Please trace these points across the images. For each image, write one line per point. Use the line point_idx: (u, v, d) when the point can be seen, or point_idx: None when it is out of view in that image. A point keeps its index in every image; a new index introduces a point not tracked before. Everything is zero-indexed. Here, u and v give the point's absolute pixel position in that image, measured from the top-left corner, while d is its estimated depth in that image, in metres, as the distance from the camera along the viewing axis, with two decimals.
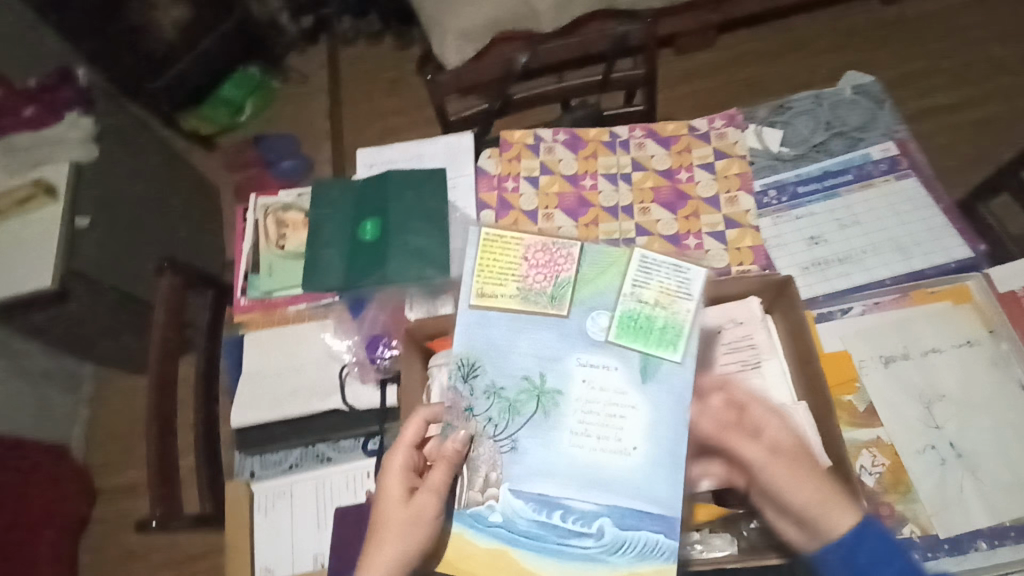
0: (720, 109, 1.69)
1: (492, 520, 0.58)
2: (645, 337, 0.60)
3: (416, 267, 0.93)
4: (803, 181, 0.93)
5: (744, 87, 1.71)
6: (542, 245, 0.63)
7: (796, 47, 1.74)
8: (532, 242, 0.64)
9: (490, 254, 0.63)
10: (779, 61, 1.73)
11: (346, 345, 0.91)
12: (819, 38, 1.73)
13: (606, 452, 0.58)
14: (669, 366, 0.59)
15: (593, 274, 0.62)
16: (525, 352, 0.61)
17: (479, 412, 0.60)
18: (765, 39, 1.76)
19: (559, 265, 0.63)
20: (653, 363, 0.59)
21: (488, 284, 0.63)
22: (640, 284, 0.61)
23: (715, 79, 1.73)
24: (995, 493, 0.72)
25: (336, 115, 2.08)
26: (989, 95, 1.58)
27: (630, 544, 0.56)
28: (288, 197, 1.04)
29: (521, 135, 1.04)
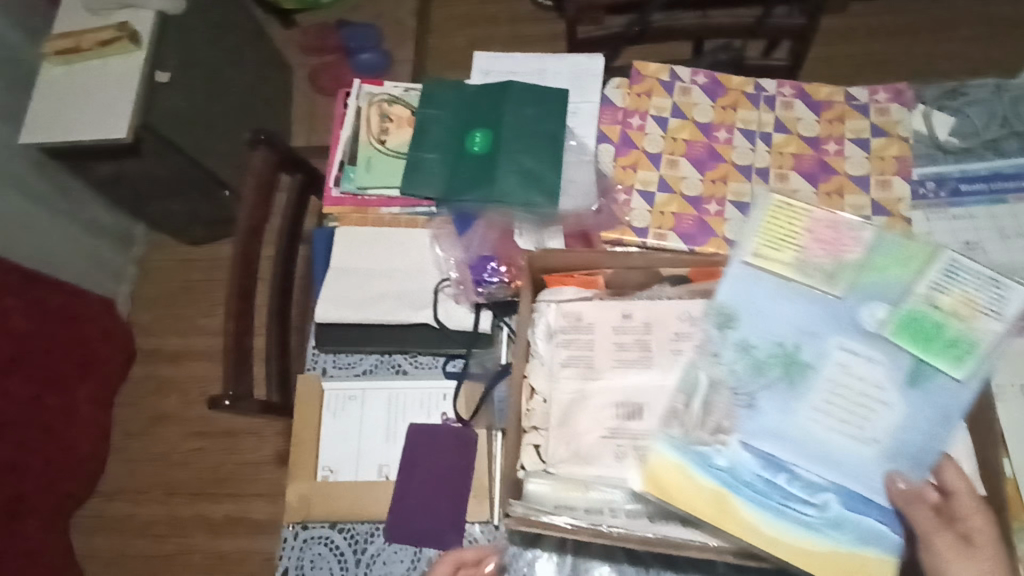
0: (839, 83, 1.55)
1: (717, 463, 0.56)
2: (936, 347, 0.53)
3: (525, 190, 0.88)
4: (967, 178, 0.84)
5: (874, 61, 1.56)
6: (833, 220, 0.57)
7: (942, 28, 1.57)
8: (824, 214, 0.57)
9: (775, 219, 0.57)
10: (917, 42, 1.57)
11: (444, 259, 0.85)
12: (967, 24, 1.57)
13: (850, 438, 0.54)
14: (946, 379, 0.53)
15: (894, 259, 0.55)
16: (813, 323, 0.56)
17: (724, 361, 0.58)
18: (907, 13, 1.60)
19: (847, 244, 0.56)
20: (927, 371, 0.53)
21: (761, 242, 0.57)
22: (951, 288, 0.53)
23: (841, 49, 1.59)
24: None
25: (424, 13, 1.95)
26: None
27: (855, 523, 0.54)
28: (394, 90, 0.96)
29: (654, 71, 0.95)
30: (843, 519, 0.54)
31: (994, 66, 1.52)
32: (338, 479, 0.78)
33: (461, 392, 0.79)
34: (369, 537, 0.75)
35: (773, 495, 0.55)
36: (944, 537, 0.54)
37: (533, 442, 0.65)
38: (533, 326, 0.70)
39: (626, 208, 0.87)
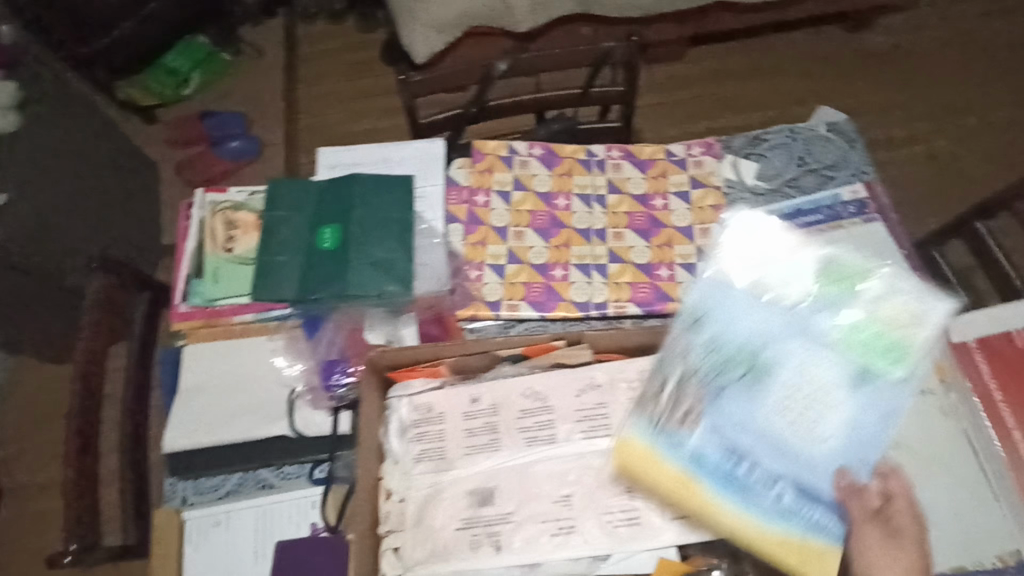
0: (687, 125, 1.67)
1: (685, 448, 0.57)
2: (894, 349, 0.55)
3: (376, 281, 0.87)
4: (776, 217, 0.93)
5: (719, 97, 1.70)
6: (770, 254, 0.59)
7: (771, 65, 1.72)
8: (760, 247, 0.59)
9: (749, 244, 0.59)
10: (752, 80, 1.71)
11: (295, 370, 0.84)
12: (793, 59, 1.73)
13: (797, 433, 0.55)
14: (884, 380, 0.55)
15: (869, 291, 0.56)
16: (826, 328, 0.56)
17: (694, 359, 0.58)
18: (739, 55, 1.75)
19: (797, 275, 0.58)
20: (873, 370, 0.55)
21: (745, 236, 0.59)
22: (872, 308, 0.56)
23: (683, 93, 1.71)
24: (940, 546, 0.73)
25: (290, 95, 1.95)
26: (956, 131, 1.59)
27: (804, 513, 0.55)
28: (238, 195, 0.96)
29: (494, 147, 1.00)
30: (800, 518, 0.55)
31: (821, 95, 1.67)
32: None
33: (328, 499, 0.78)
34: None
35: (730, 479, 0.56)
36: (871, 532, 0.55)
37: (392, 545, 0.65)
38: (386, 424, 0.71)
39: (479, 283, 0.90)
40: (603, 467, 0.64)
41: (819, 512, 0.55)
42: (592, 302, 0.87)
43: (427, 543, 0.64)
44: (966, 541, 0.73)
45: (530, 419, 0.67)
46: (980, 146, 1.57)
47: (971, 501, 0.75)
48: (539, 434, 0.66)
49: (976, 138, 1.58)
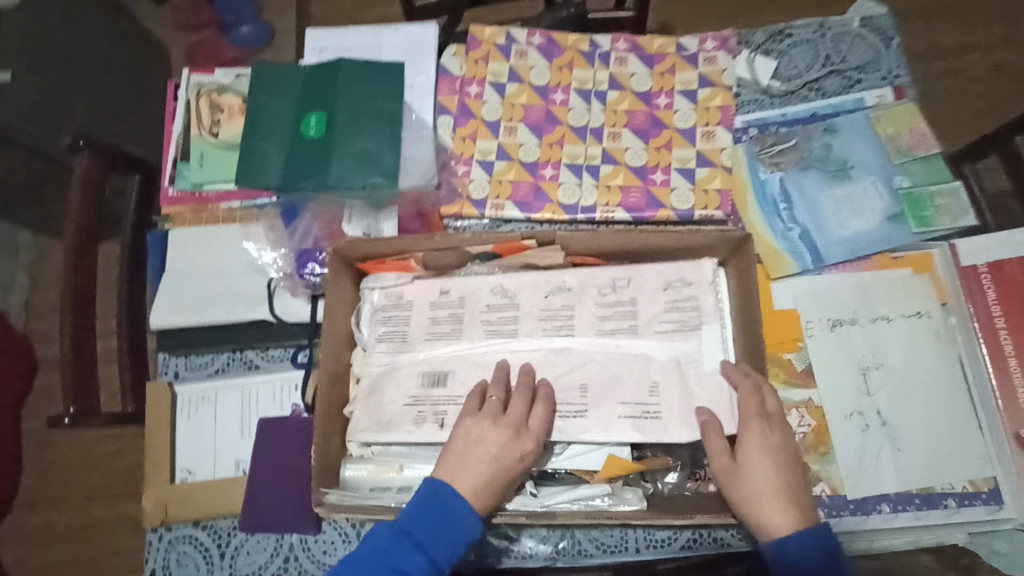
0: None
1: (761, 174, 0.83)
2: (924, 215, 0.78)
3: (360, 173, 0.83)
4: (788, 122, 0.86)
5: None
6: (926, 135, 0.82)
7: None
8: (926, 128, 0.83)
9: (898, 109, 0.83)
10: None
11: (274, 257, 0.86)
12: None
13: (836, 216, 0.80)
14: (909, 227, 0.78)
15: (934, 175, 0.80)
16: (874, 159, 0.82)
17: (812, 143, 0.84)
18: None
19: (925, 146, 0.82)
20: (908, 218, 0.78)
21: (886, 110, 0.84)
22: (941, 191, 0.79)
23: None
24: (907, 469, 0.71)
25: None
26: None
27: (798, 245, 0.79)
28: (225, 77, 0.93)
29: (491, 34, 0.93)
30: (795, 248, 0.79)
31: None
32: (195, 480, 0.79)
33: (309, 381, 0.80)
34: (232, 530, 0.77)
35: (771, 208, 0.81)
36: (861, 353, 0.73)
37: None
38: (358, 313, 0.71)
39: (465, 180, 0.88)
40: (561, 367, 0.64)
41: (811, 256, 0.78)
42: (580, 205, 0.85)
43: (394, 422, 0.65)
44: (938, 463, 0.71)
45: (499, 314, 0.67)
46: None
47: (952, 424, 0.72)
48: (501, 328, 0.66)
49: None
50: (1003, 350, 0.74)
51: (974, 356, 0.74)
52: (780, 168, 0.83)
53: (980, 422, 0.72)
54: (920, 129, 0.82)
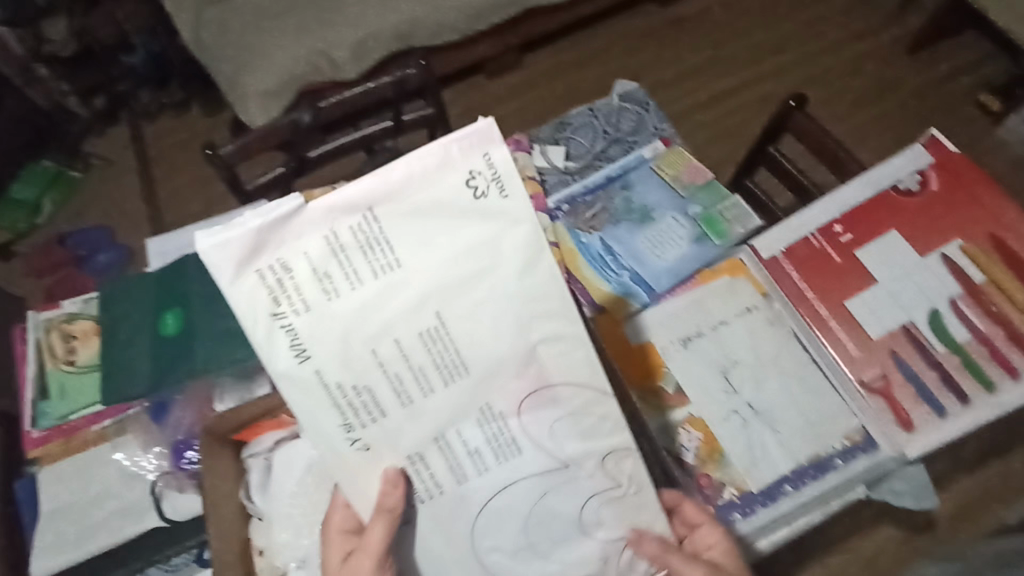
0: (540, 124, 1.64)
1: (583, 238, 0.93)
2: (719, 229, 0.91)
3: (226, 350, 0.86)
4: (590, 189, 0.98)
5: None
6: (698, 167, 0.97)
7: (604, 47, 1.71)
8: (695, 162, 0.98)
9: (670, 155, 0.99)
10: (602, 63, 1.70)
11: (149, 459, 0.85)
12: (625, 41, 1.72)
13: (653, 253, 0.90)
14: (711, 243, 0.90)
15: (716, 196, 0.94)
16: (666, 198, 0.95)
17: (615, 201, 0.96)
18: (575, 46, 1.72)
19: (700, 176, 0.96)
20: (708, 237, 0.91)
21: (661, 159, 0.99)
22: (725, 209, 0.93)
23: (535, 94, 1.67)
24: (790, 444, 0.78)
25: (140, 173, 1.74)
26: (789, 64, 1.65)
27: (633, 286, 0.88)
28: (73, 306, 0.95)
29: None
30: (630, 288, 0.88)
31: (657, 63, 1.68)
32: None
33: None
34: None
35: (600, 263, 0.91)
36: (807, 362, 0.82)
37: None
38: (247, 487, 0.71)
39: None
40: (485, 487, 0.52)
41: (645, 292, 0.87)
42: None
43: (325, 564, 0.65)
44: (813, 429, 0.78)
45: (469, 457, 0.50)
46: (806, 78, 1.63)
47: (808, 392, 0.81)
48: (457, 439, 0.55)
49: (809, 66, 1.64)
50: (823, 316, 0.82)
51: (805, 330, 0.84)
52: (598, 228, 0.94)
53: (833, 382, 0.81)
54: (694, 164, 0.97)
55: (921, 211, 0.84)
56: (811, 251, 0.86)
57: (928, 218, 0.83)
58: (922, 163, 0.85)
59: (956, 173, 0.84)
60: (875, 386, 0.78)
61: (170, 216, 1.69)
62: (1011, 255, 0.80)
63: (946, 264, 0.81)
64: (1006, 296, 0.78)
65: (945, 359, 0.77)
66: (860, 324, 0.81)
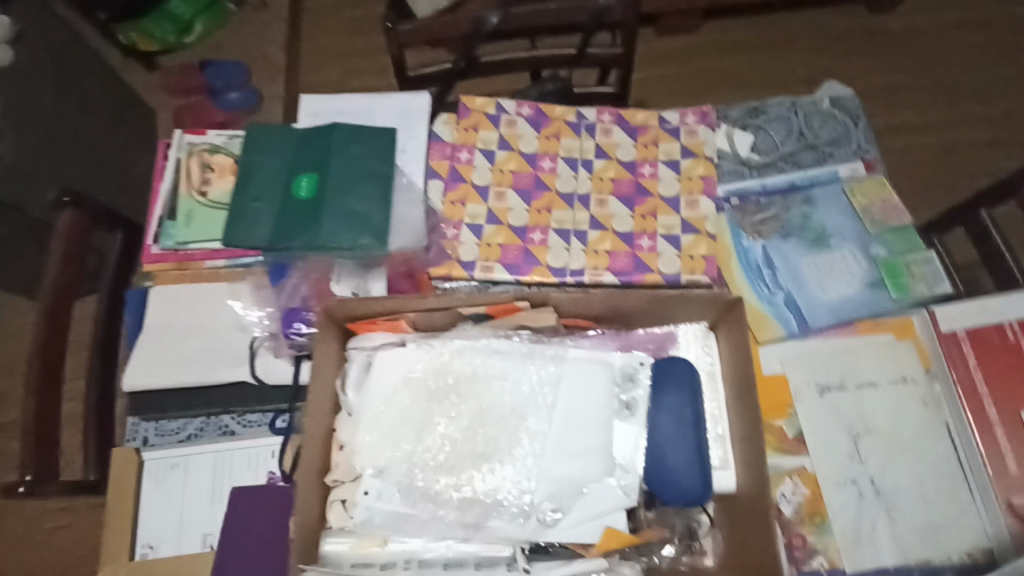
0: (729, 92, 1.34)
1: (743, 240, 0.85)
2: (902, 282, 0.81)
3: (349, 234, 0.85)
4: (767, 191, 0.89)
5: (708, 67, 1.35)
6: (894, 206, 0.86)
7: None
8: (892, 201, 0.86)
9: (867, 184, 0.88)
10: None
11: (258, 316, 0.84)
12: None
13: (818, 282, 0.82)
14: (886, 294, 0.80)
15: (907, 244, 0.83)
16: (850, 228, 0.85)
17: (791, 212, 0.87)
18: None
19: (895, 216, 0.85)
20: (884, 284, 0.81)
21: (856, 185, 0.88)
22: (911, 261, 0.82)
23: None
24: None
25: (291, 22, 1.69)
26: None
27: (786, 311, 0.80)
28: (217, 139, 0.94)
29: (481, 104, 0.97)
30: (782, 313, 0.80)
31: None
32: (156, 556, 0.73)
33: (286, 448, 0.76)
34: None
35: (755, 274, 0.82)
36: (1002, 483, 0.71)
37: (340, 497, 0.63)
38: (344, 377, 0.69)
39: (455, 242, 0.88)
40: None
41: (797, 321, 0.79)
42: (568, 268, 0.85)
43: (398, 481, 0.63)
44: (935, 534, 0.70)
45: None
46: None
47: (941, 489, 0.72)
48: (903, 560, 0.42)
49: None
50: (988, 415, 0.73)
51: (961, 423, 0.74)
52: (764, 236, 0.85)
53: (971, 490, 0.72)
54: (891, 201, 0.86)
55: None
56: (999, 341, 0.76)
57: None
58: None
59: None
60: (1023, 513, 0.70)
61: (306, 74, 1.63)
62: None
63: None
64: None
65: None
66: None
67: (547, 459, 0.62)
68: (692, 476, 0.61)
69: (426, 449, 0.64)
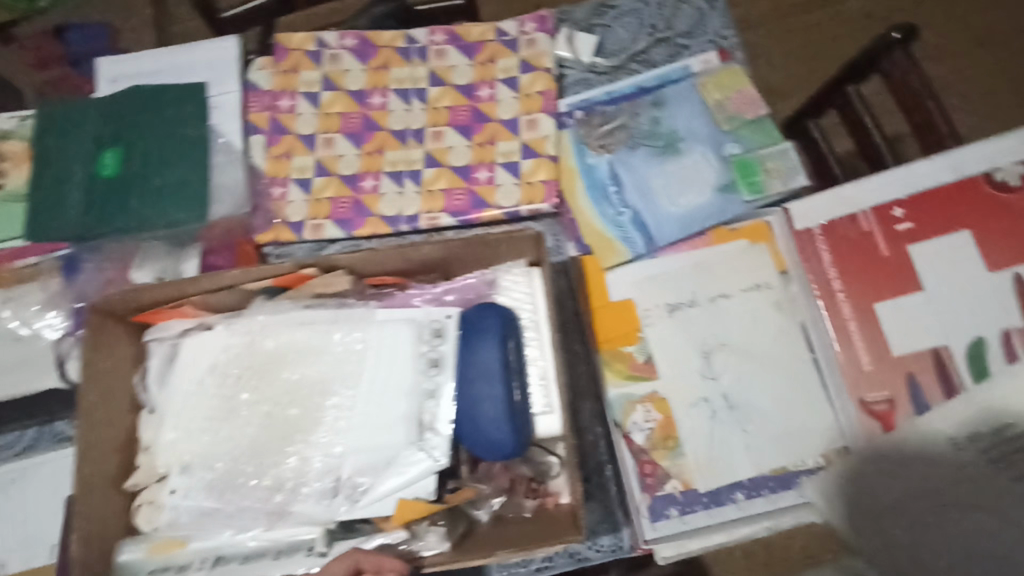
0: None
1: (588, 157, 0.77)
2: (754, 181, 0.74)
3: (159, 211, 0.77)
4: (613, 98, 0.80)
5: None
6: (752, 95, 0.77)
7: None
8: (750, 90, 0.77)
9: (723, 75, 0.78)
10: None
11: (52, 320, 0.78)
12: None
13: (666, 193, 0.75)
14: (738, 196, 0.74)
15: (763, 138, 0.76)
16: (702, 128, 0.77)
17: (638, 119, 0.78)
18: None
19: (753, 108, 0.77)
20: (737, 186, 0.74)
21: (711, 78, 0.78)
22: (766, 157, 0.75)
23: None
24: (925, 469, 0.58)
25: None
26: None
27: (630, 231, 0.74)
28: (7, 122, 0.85)
29: (300, 41, 0.86)
30: (626, 233, 0.74)
31: None
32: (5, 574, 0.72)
33: None
34: None
35: (600, 194, 0.76)
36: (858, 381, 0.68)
37: (148, 500, 0.60)
38: (144, 373, 0.65)
39: (282, 202, 0.80)
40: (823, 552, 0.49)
41: (643, 240, 0.74)
42: (402, 215, 0.78)
43: (202, 475, 0.60)
44: (787, 439, 0.69)
45: None
46: None
47: (796, 395, 0.70)
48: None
49: None
50: (842, 314, 0.70)
51: (817, 322, 0.71)
52: (611, 150, 0.77)
53: (826, 390, 0.69)
54: (748, 91, 0.77)
55: (1010, 215, 0.67)
56: (854, 233, 0.71)
57: (1014, 226, 0.67)
58: None
59: None
60: (875, 408, 0.67)
61: None
62: None
63: (1016, 287, 0.66)
64: None
65: None
66: (883, 334, 0.69)
67: (357, 430, 0.59)
68: (504, 429, 0.57)
69: (230, 438, 0.61)
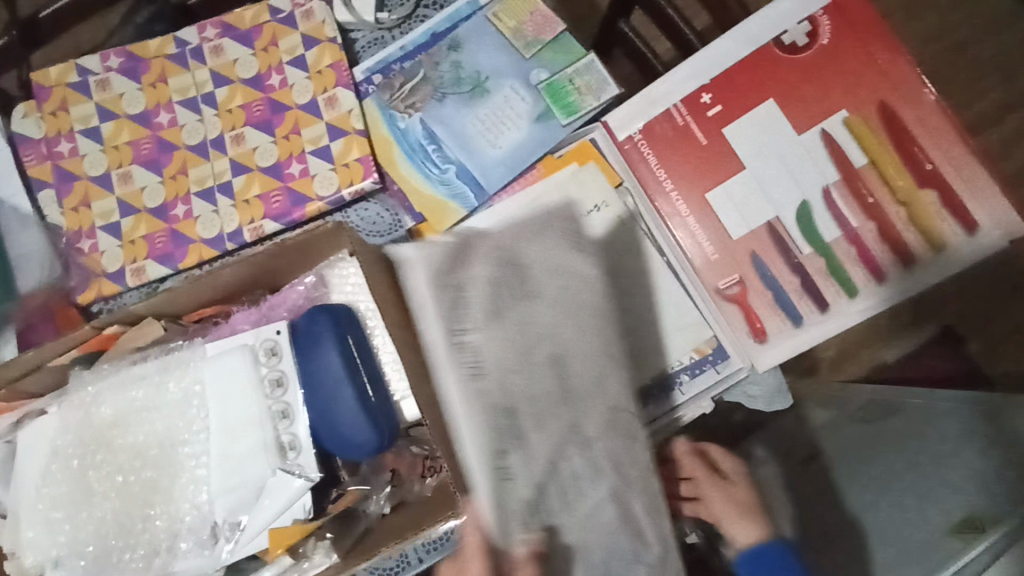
0: None
1: (400, 122, 0.74)
2: (566, 102, 0.72)
3: None
4: (409, 54, 0.76)
5: None
6: (545, 14, 0.74)
7: None
8: (541, 9, 0.74)
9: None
10: None
11: None
12: None
13: (484, 138, 0.73)
14: (555, 122, 0.72)
15: (566, 56, 0.73)
16: (504, 62, 0.74)
17: (438, 70, 0.75)
18: None
19: (548, 27, 0.74)
20: (550, 112, 0.72)
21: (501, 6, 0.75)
22: (574, 74, 0.73)
23: None
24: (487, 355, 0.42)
25: None
26: None
27: (458, 185, 0.73)
28: None
29: (58, 74, 0.77)
30: (456, 189, 0.73)
31: None
32: None
33: None
34: None
35: (421, 156, 0.74)
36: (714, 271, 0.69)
37: None
38: None
39: (94, 254, 0.74)
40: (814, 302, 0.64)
41: (473, 193, 0.73)
42: (225, 234, 0.73)
43: (75, 565, 0.57)
44: None
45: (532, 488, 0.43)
46: None
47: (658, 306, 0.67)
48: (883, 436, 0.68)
49: None
50: (678, 212, 0.70)
51: (660, 226, 0.70)
52: (421, 108, 0.74)
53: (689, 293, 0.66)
54: (539, 10, 0.74)
55: (810, 74, 0.68)
56: (671, 130, 0.71)
57: (812, 83, 0.68)
58: (813, 8, 0.68)
59: (853, 18, 0.67)
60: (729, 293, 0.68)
61: None
62: (898, 129, 0.65)
63: (827, 144, 0.67)
64: (883, 182, 0.65)
65: (807, 262, 0.66)
66: (720, 218, 0.69)
67: (216, 474, 0.57)
68: (363, 429, 0.56)
69: (91, 520, 0.57)
